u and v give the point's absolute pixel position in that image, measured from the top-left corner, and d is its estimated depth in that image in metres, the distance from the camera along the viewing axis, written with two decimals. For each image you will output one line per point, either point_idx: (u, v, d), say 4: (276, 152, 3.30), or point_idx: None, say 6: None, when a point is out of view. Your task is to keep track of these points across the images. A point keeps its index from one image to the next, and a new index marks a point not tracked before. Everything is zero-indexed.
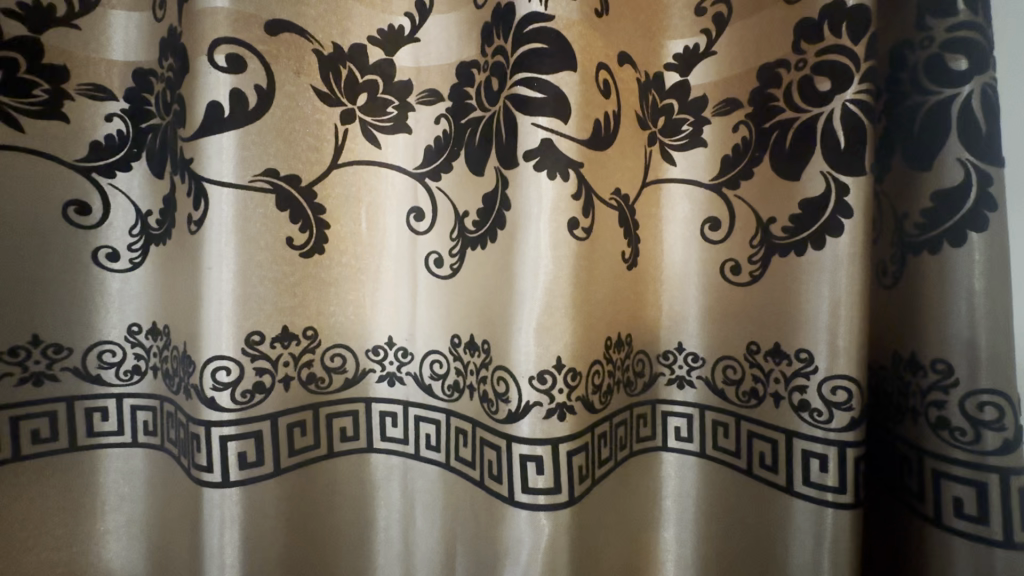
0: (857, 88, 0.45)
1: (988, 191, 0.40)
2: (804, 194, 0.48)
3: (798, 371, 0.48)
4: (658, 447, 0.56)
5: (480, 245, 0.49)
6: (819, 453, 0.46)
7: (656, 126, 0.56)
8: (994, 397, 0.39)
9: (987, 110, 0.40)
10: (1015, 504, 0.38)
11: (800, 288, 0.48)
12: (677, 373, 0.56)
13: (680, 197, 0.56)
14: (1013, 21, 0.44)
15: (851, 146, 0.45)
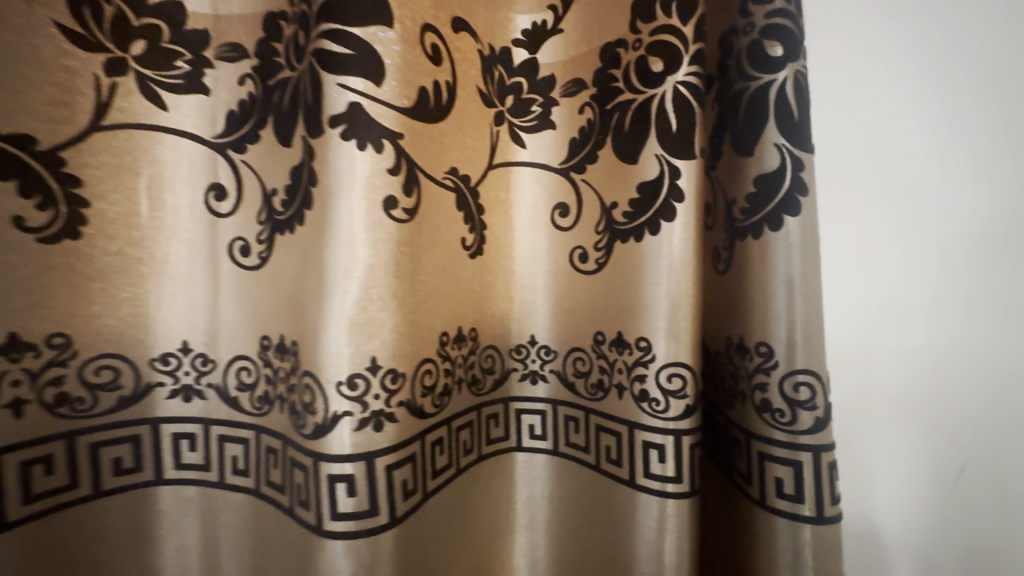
0: (686, 69, 0.43)
1: (801, 178, 0.40)
2: (641, 177, 0.46)
3: (638, 360, 0.46)
4: (511, 446, 0.54)
5: (288, 228, 0.41)
6: (658, 443, 0.44)
7: (504, 105, 0.53)
8: (809, 376, 0.39)
9: (799, 97, 0.40)
10: (825, 480, 0.39)
11: (640, 274, 0.46)
12: (530, 367, 0.54)
13: (530, 184, 0.54)
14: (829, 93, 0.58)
15: (681, 129, 0.44)
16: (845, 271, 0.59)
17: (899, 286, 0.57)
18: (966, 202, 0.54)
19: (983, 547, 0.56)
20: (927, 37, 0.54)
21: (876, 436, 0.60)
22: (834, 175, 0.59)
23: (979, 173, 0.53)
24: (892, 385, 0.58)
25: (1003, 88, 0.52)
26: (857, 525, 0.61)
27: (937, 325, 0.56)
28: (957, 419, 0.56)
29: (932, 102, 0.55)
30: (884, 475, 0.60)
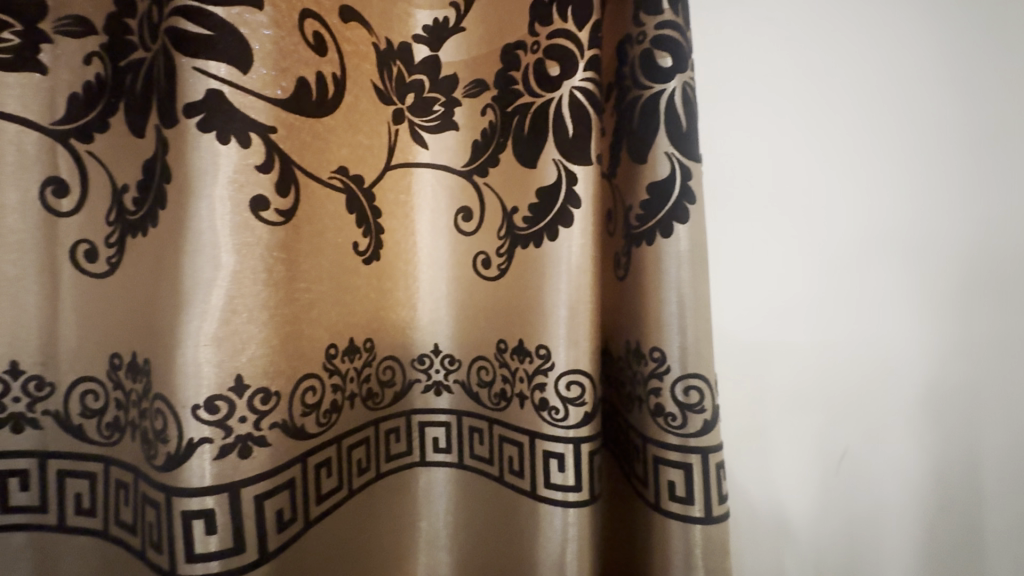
0: (582, 75, 0.43)
1: (688, 187, 0.41)
2: (539, 181, 0.45)
3: (538, 368, 0.45)
4: (414, 462, 0.51)
5: (140, 230, 0.36)
6: (558, 452, 0.44)
7: (404, 103, 0.51)
8: (698, 380, 0.40)
9: (687, 108, 0.41)
10: (712, 480, 0.40)
11: (539, 280, 0.45)
12: (434, 378, 0.52)
13: (432, 187, 0.52)
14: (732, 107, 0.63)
15: (578, 134, 0.43)
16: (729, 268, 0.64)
17: (770, 280, 0.63)
18: (832, 211, 0.61)
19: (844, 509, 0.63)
20: (819, 63, 0.61)
21: (777, 429, 0.64)
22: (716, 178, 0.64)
23: (843, 185, 0.60)
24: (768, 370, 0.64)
25: (879, 111, 0.59)
26: (751, 510, 0.65)
27: (828, 325, 0.62)
28: (841, 406, 0.62)
29: (795, 116, 0.61)
30: (780, 464, 0.64)
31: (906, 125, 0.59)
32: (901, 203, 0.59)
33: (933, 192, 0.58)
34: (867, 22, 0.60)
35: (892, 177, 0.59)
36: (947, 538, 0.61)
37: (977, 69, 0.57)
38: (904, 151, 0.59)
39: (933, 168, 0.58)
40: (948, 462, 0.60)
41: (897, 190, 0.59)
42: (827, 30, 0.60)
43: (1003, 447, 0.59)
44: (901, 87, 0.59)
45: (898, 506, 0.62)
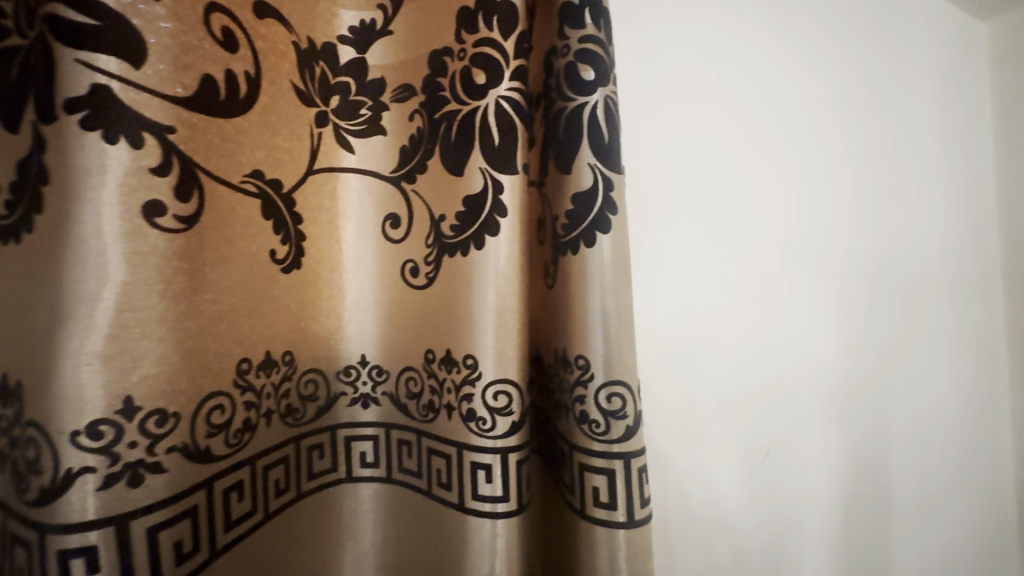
0: (508, 84, 0.43)
1: (610, 198, 0.42)
2: (466, 190, 0.45)
3: (464, 379, 0.44)
4: (340, 478, 0.49)
5: (12, 237, 0.32)
6: (485, 463, 0.43)
7: (329, 105, 0.48)
8: (621, 387, 0.41)
9: (609, 121, 0.42)
10: (634, 485, 0.41)
11: (466, 288, 0.44)
12: (361, 390, 0.50)
13: (358, 192, 0.50)
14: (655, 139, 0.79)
15: (504, 143, 0.43)
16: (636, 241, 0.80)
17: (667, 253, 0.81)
18: (710, 232, 0.84)
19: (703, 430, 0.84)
20: (711, 123, 0.83)
21: (679, 399, 0.83)
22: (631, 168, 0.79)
23: (718, 213, 0.85)
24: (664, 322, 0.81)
25: (737, 166, 0.86)
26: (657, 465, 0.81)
27: (707, 317, 0.84)
28: (714, 377, 0.85)
29: (682, 132, 0.81)
30: (678, 427, 0.83)
31: (752, 179, 0.87)
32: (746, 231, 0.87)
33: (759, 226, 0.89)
34: (739, 103, 0.85)
35: (744, 213, 0.87)
36: (738, 444, 0.88)
37: (773, 139, 0.89)
38: (733, 169, 0.86)
39: (760, 210, 0.89)
40: (757, 409, 0.90)
41: (746, 222, 0.87)
42: (719, 101, 0.84)
43: (774, 392, 0.92)
44: (755, 153, 0.87)
45: (735, 446, 0.88)
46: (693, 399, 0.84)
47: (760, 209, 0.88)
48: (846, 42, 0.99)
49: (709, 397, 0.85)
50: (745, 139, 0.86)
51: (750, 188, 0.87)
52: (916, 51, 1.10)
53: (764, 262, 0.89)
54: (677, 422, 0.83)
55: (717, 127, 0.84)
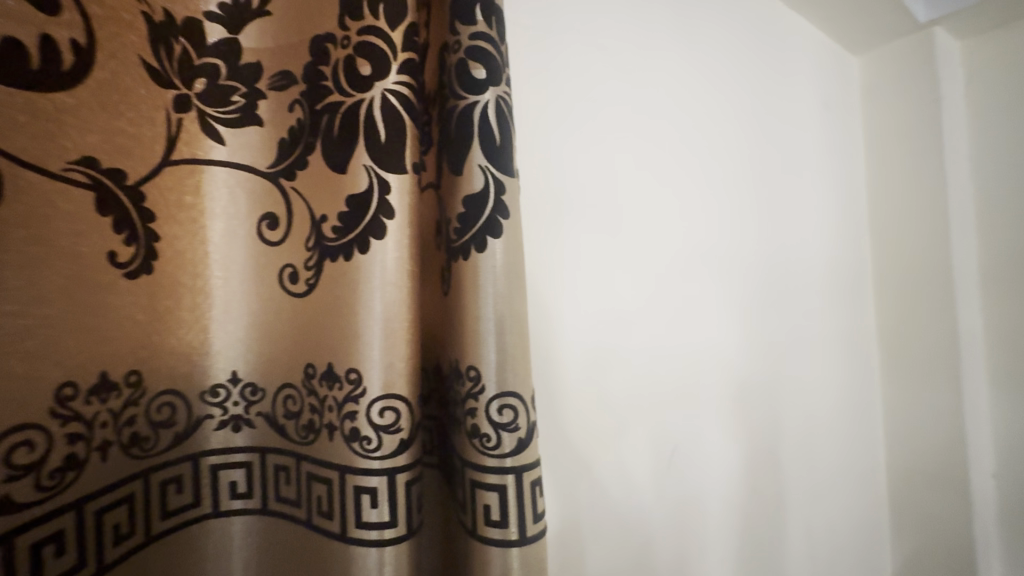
0: (395, 77, 0.41)
1: (502, 202, 0.41)
2: (350, 189, 0.41)
3: (347, 396, 0.40)
4: (204, 514, 0.43)
5: None
6: (371, 487, 0.39)
7: (192, 89, 0.42)
8: (512, 399, 0.40)
9: (500, 122, 0.41)
10: (526, 500, 0.39)
11: (350, 296, 0.41)
12: (231, 412, 0.44)
13: (228, 188, 0.45)
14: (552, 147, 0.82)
15: (391, 140, 0.40)
16: (538, 240, 0.81)
17: (569, 253, 0.83)
18: (610, 236, 0.88)
19: (610, 426, 0.87)
20: (605, 134, 0.88)
21: (582, 400, 0.84)
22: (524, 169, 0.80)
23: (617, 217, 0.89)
24: (567, 319, 0.83)
25: (632, 175, 0.91)
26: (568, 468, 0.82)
27: (607, 318, 0.87)
28: (618, 375, 0.88)
29: (582, 141, 0.85)
30: (585, 427, 0.84)
31: (645, 187, 0.93)
32: (641, 234, 0.92)
33: (655, 230, 0.94)
34: (631, 116, 0.92)
35: (640, 219, 0.92)
36: (644, 439, 0.91)
37: (665, 150, 0.96)
38: (631, 175, 0.91)
39: (656, 215, 0.94)
40: (662, 407, 0.94)
41: (640, 227, 0.92)
42: (613, 114, 0.89)
43: (677, 390, 0.96)
44: (648, 163, 0.94)
45: (641, 444, 0.91)
46: (598, 396, 0.86)
47: (656, 213, 0.94)
48: (734, 68, 1.08)
49: (614, 393, 0.87)
50: (642, 150, 0.93)
51: (647, 192, 0.93)
52: (796, 77, 1.22)
53: (662, 262, 0.95)
54: (584, 420, 0.84)
55: (613, 135, 0.89)
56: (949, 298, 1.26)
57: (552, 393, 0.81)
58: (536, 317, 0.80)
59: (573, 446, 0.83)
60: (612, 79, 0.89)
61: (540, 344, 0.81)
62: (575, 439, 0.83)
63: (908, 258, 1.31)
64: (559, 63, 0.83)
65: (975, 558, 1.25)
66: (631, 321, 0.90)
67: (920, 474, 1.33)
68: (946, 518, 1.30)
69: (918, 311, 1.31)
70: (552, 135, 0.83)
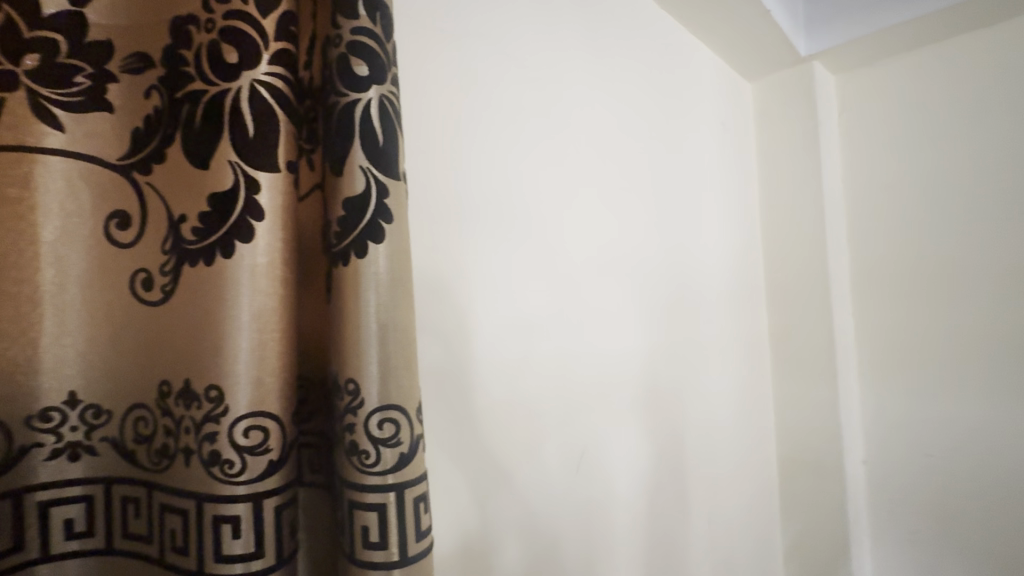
0: (267, 69, 0.38)
1: (384, 205, 0.39)
2: (214, 186, 0.37)
3: (207, 415, 0.36)
4: (29, 561, 0.36)
5: None
6: (233, 516, 0.35)
7: (20, 65, 0.36)
8: (393, 412, 0.38)
9: (383, 122, 0.40)
10: (408, 517, 0.38)
11: (212, 304, 0.37)
12: (66, 440, 0.38)
13: (65, 178, 0.38)
14: (471, 152, 0.81)
15: (260, 136, 0.37)
16: (451, 245, 0.78)
17: (484, 258, 0.82)
18: (526, 243, 0.90)
19: (524, 432, 0.87)
20: (520, 144, 0.89)
21: (498, 406, 0.83)
22: (421, 169, 0.74)
23: (532, 225, 0.91)
24: (480, 325, 0.81)
25: (545, 185, 0.94)
26: (487, 472, 0.80)
27: (523, 324, 0.88)
28: (534, 379, 0.89)
29: (500, 148, 0.86)
30: (503, 431, 0.83)
31: (557, 198, 0.96)
32: (555, 242, 0.95)
33: (567, 239, 0.97)
34: (544, 130, 0.94)
35: (554, 227, 0.95)
36: (557, 443, 0.92)
37: (576, 164, 1.00)
38: (546, 183, 0.94)
39: (568, 224, 0.98)
40: (575, 408, 0.96)
41: (554, 236, 0.95)
42: (527, 126, 0.91)
43: (590, 392, 0.99)
44: (560, 175, 0.97)
45: (555, 445, 0.92)
46: (509, 402, 0.85)
47: (567, 220, 0.98)
48: (634, 91, 1.17)
49: (526, 398, 0.88)
50: (557, 161, 0.96)
51: (561, 201, 0.97)
52: (686, 103, 1.36)
53: (574, 268, 0.98)
54: (497, 428, 0.83)
55: (526, 143, 0.90)
56: (824, 289, 1.55)
57: (458, 402, 0.77)
58: (442, 325, 0.76)
59: (488, 454, 0.81)
60: (527, 91, 0.91)
61: (451, 352, 0.76)
62: (489, 447, 0.81)
63: (795, 256, 1.60)
64: (472, 66, 0.82)
65: (845, 505, 1.51)
66: (544, 326, 0.92)
67: (795, 435, 1.58)
68: (825, 478, 1.53)
69: (797, 299, 1.59)
70: (474, 139, 0.82)
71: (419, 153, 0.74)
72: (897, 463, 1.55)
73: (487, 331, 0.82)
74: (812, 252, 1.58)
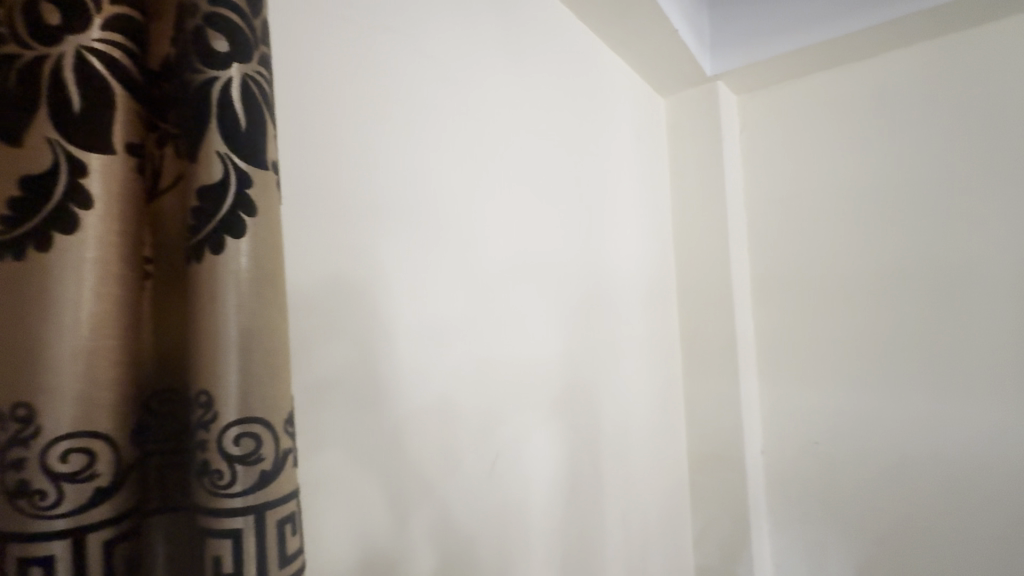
0: (100, 34, 0.33)
1: (245, 197, 0.36)
2: (29, 164, 0.31)
3: (12, 440, 0.29)
4: None
5: None
6: (46, 556, 0.30)
7: None
8: (254, 426, 0.35)
9: (247, 105, 0.36)
10: (268, 542, 0.34)
11: (26, 307, 0.30)
12: None
13: None
14: (379, 146, 0.77)
15: (90, 112, 0.33)
16: (356, 242, 0.73)
17: (394, 257, 0.78)
18: (439, 245, 0.87)
19: (434, 439, 0.83)
20: (432, 142, 0.87)
21: (410, 414, 0.79)
22: (322, 162, 0.69)
23: (446, 225, 0.89)
24: (389, 328, 0.77)
25: (460, 185, 0.92)
26: (396, 485, 0.76)
27: (437, 327, 0.85)
28: (448, 384, 0.86)
29: (411, 144, 0.83)
30: (416, 440, 0.79)
31: (472, 198, 0.94)
32: (470, 243, 0.93)
33: (482, 240, 0.96)
34: (458, 129, 0.92)
35: (469, 228, 0.93)
36: (470, 449, 0.89)
37: (491, 165, 1.00)
38: (461, 182, 0.92)
39: (483, 226, 0.96)
40: (491, 413, 0.95)
41: (469, 237, 0.93)
42: (440, 124, 0.89)
43: (506, 395, 0.98)
44: (474, 175, 0.95)
45: (470, 451, 0.90)
46: (413, 406, 0.80)
47: (483, 221, 0.97)
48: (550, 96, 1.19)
49: (438, 404, 0.84)
50: (471, 161, 0.95)
51: (476, 202, 0.95)
52: (603, 111, 1.40)
53: (489, 269, 0.97)
54: (401, 435, 0.77)
55: (440, 142, 0.88)
56: (726, 292, 1.66)
57: (349, 409, 0.70)
58: (344, 329, 0.70)
59: (396, 464, 0.76)
60: (440, 89, 0.89)
61: (354, 356, 0.71)
62: (394, 456, 0.76)
63: (703, 261, 1.71)
64: (382, 59, 0.79)
65: (745, 495, 1.61)
66: (459, 328, 0.89)
67: (703, 430, 1.68)
68: (727, 469, 1.63)
69: (705, 302, 1.70)
70: (383, 133, 0.78)
71: (320, 145, 0.69)
72: (791, 452, 1.69)
73: (397, 335, 0.78)
74: (716, 258, 1.68)
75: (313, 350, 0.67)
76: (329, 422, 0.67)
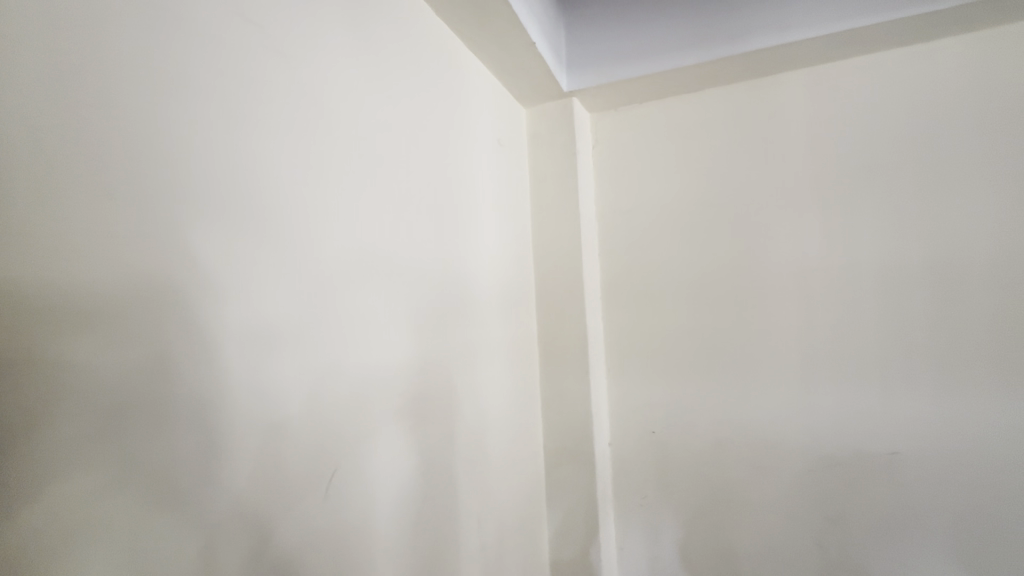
0: None
1: None
2: None
3: None
4: None
5: None
6: None
7: None
8: None
9: None
10: None
11: None
12: None
13: None
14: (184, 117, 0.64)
15: None
16: (147, 233, 0.59)
17: (207, 251, 0.65)
18: (272, 238, 0.75)
19: (256, 466, 0.70)
20: (260, 120, 0.75)
21: (229, 437, 0.66)
22: (95, 129, 0.55)
23: (281, 216, 0.77)
24: (200, 336, 0.64)
25: (298, 171, 0.81)
26: (204, 526, 0.63)
27: (266, 333, 0.73)
28: (280, 399, 0.75)
29: (230, 120, 0.71)
30: (235, 468, 0.67)
31: (313, 188, 0.84)
32: (312, 238, 0.83)
33: (326, 235, 0.86)
34: (294, 110, 0.82)
35: (310, 220, 0.83)
36: (303, 474, 0.78)
37: (337, 154, 0.90)
38: (299, 169, 0.81)
39: (327, 219, 0.87)
40: (335, 428, 0.85)
41: (309, 230, 0.82)
42: (270, 100, 0.78)
43: (352, 408, 0.89)
44: (317, 163, 0.85)
45: (307, 474, 0.79)
46: (222, 430, 0.66)
47: (329, 214, 0.87)
48: (404, 89, 1.14)
49: (267, 423, 0.72)
50: (313, 147, 0.85)
51: (318, 192, 0.85)
52: (462, 113, 1.39)
53: (334, 268, 0.87)
54: (208, 466, 0.64)
55: (271, 122, 0.77)
56: (580, 298, 1.74)
57: (119, 442, 0.55)
58: (126, 339, 0.56)
59: (202, 502, 0.63)
60: (271, 62, 0.78)
61: (140, 374, 0.57)
62: (196, 492, 0.62)
63: (561, 268, 1.78)
64: (189, 18, 0.66)
65: (593, 489, 1.70)
66: (294, 335, 0.78)
67: (558, 430, 1.76)
68: (579, 465, 1.72)
69: (563, 307, 1.77)
70: (189, 103, 0.65)
71: (94, 109, 0.55)
72: (634, 444, 1.85)
73: (212, 345, 0.65)
74: (571, 264, 1.77)
75: (76, 367, 0.52)
76: (94, 459, 0.53)
